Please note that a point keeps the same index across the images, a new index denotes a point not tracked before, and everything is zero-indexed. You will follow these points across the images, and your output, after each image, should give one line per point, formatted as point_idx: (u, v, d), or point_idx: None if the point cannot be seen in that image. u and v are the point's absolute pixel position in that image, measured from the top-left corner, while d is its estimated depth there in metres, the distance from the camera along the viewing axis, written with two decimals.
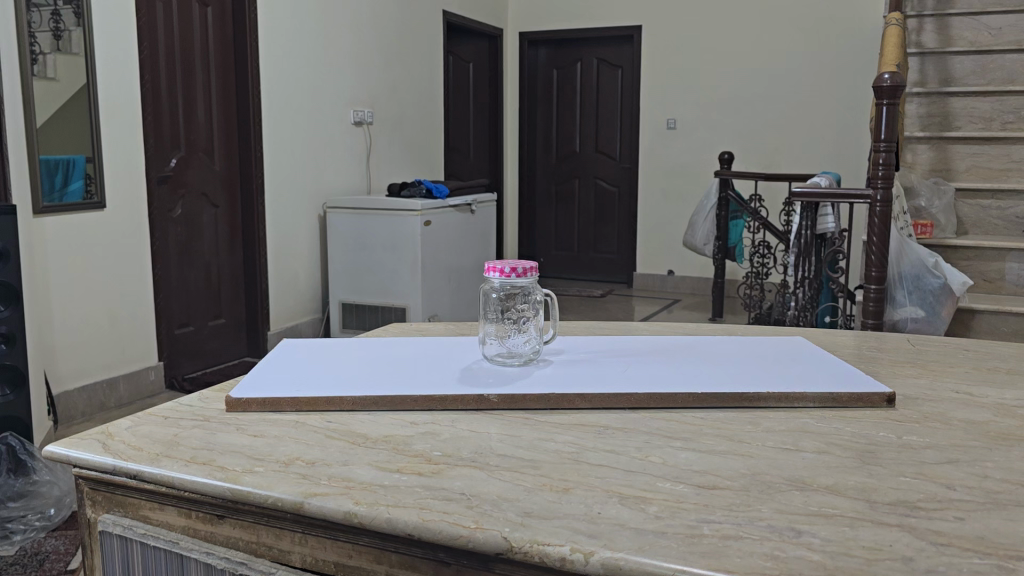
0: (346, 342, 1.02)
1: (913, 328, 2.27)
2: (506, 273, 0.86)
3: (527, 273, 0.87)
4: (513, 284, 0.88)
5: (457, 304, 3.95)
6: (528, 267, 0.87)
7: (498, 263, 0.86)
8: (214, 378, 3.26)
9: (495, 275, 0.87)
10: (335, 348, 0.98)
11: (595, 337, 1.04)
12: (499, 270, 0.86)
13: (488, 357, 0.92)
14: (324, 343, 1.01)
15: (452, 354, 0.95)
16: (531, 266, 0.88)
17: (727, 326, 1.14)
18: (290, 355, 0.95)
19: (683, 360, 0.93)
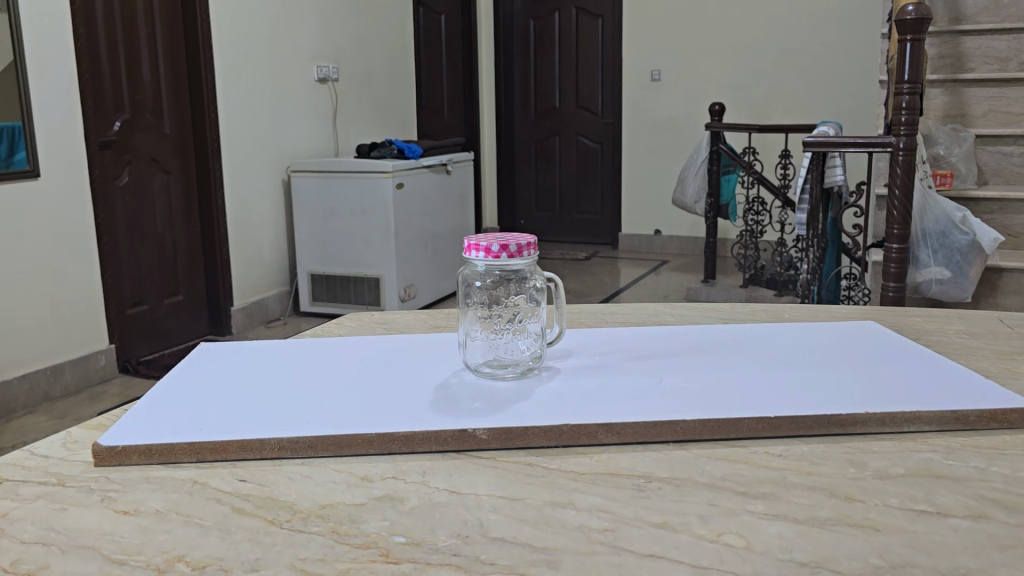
0: (283, 345, 0.78)
1: (936, 291, 2.05)
2: (494, 252, 0.62)
3: (523, 253, 0.63)
4: (502, 266, 0.64)
5: (434, 273, 3.71)
6: (520, 242, 0.63)
7: (481, 241, 0.63)
8: (172, 360, 2.99)
9: (473, 254, 0.64)
10: (263, 356, 0.74)
11: (607, 330, 0.80)
12: (484, 249, 0.63)
13: (470, 366, 0.67)
14: (250, 346, 0.77)
15: (422, 362, 0.71)
16: (529, 243, 0.64)
17: (767, 306, 0.91)
18: (200, 369, 0.71)
19: (731, 361, 0.70)
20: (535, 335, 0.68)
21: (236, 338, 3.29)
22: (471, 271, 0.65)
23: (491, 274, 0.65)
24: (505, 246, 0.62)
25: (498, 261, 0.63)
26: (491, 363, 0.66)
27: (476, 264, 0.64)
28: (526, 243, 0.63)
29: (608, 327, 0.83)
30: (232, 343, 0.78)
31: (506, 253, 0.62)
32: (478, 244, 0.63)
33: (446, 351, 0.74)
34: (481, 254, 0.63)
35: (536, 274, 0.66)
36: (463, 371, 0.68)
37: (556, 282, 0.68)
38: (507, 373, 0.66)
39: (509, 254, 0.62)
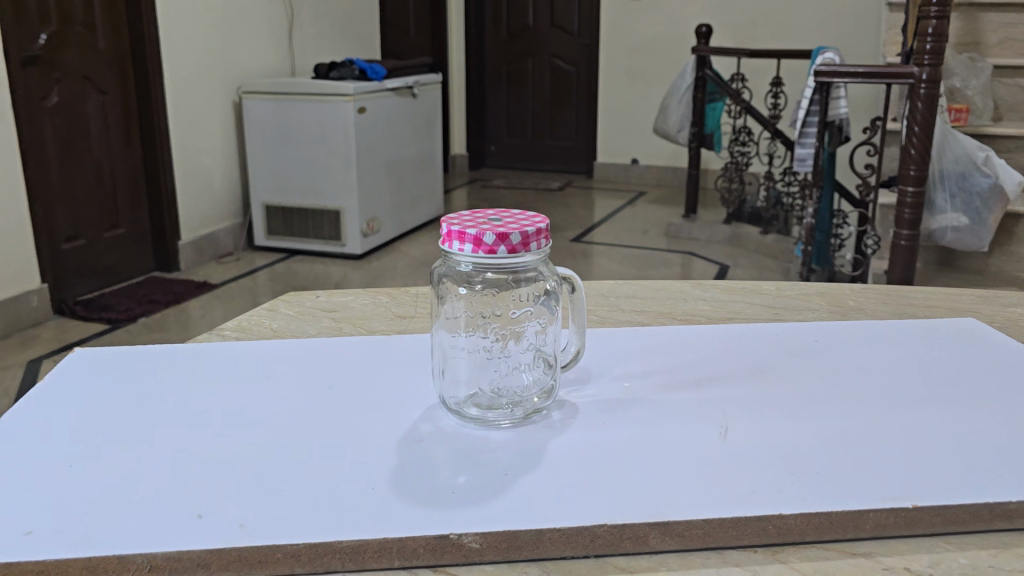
0: (188, 355, 0.56)
1: (952, 238, 1.89)
2: (484, 246, 0.42)
3: (529, 245, 0.43)
4: (493, 267, 0.43)
5: (398, 204, 3.47)
6: (522, 228, 0.43)
7: (461, 228, 0.43)
8: (114, 300, 2.74)
9: (445, 244, 0.44)
10: (157, 372, 0.53)
11: (631, 332, 0.60)
12: (469, 240, 0.42)
13: (444, 400, 0.46)
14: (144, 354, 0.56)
15: (382, 387, 0.50)
16: (538, 228, 0.43)
17: (828, 296, 0.72)
18: (63, 392, 0.50)
19: (812, 386, 0.51)
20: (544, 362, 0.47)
21: (184, 275, 3.04)
22: (446, 270, 0.45)
23: (476, 278, 0.45)
24: (496, 235, 0.42)
25: (486, 260, 0.42)
26: (472, 402, 0.46)
27: (453, 260, 0.44)
28: (531, 230, 0.43)
29: (631, 326, 0.63)
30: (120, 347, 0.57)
31: (498, 242, 0.42)
32: (457, 227, 0.43)
33: (418, 367, 0.54)
34: (460, 241, 0.43)
35: (545, 274, 0.45)
36: (436, 411, 0.47)
37: (574, 283, 0.47)
38: (496, 419, 0.45)
39: (503, 246, 0.42)
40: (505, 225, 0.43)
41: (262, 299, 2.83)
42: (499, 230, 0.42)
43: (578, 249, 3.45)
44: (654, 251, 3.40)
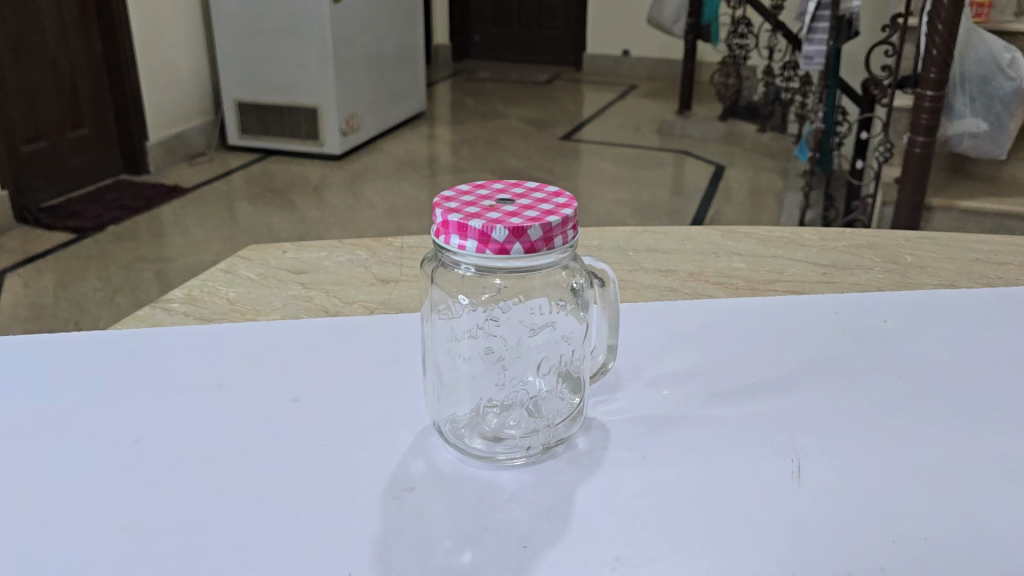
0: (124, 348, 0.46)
1: (967, 146, 1.78)
2: (488, 243, 0.32)
3: (552, 241, 0.32)
4: (504, 269, 0.33)
5: (378, 101, 3.30)
6: (543, 216, 0.32)
7: (452, 215, 0.32)
8: (80, 205, 2.60)
9: (441, 236, 0.33)
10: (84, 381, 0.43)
11: (662, 308, 0.50)
12: (473, 234, 0.32)
13: (439, 427, 0.37)
14: (66, 351, 0.45)
15: (366, 401, 0.40)
16: (564, 214, 0.33)
17: (883, 252, 0.62)
18: None
19: (891, 392, 0.41)
20: (568, 377, 0.38)
21: (154, 177, 2.89)
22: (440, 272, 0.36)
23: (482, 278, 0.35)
24: (510, 228, 0.31)
25: (493, 261, 0.32)
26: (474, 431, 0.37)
27: (449, 259, 0.34)
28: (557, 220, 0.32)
29: (662, 301, 0.53)
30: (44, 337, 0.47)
31: (512, 239, 0.32)
32: (460, 214, 0.33)
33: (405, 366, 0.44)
34: (461, 235, 0.32)
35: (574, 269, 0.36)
36: (431, 439, 0.37)
37: (606, 279, 0.37)
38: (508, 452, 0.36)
39: (519, 245, 0.32)
40: (523, 212, 0.33)
41: (238, 204, 2.69)
42: (514, 221, 0.32)
43: (567, 148, 3.30)
44: (646, 150, 3.26)
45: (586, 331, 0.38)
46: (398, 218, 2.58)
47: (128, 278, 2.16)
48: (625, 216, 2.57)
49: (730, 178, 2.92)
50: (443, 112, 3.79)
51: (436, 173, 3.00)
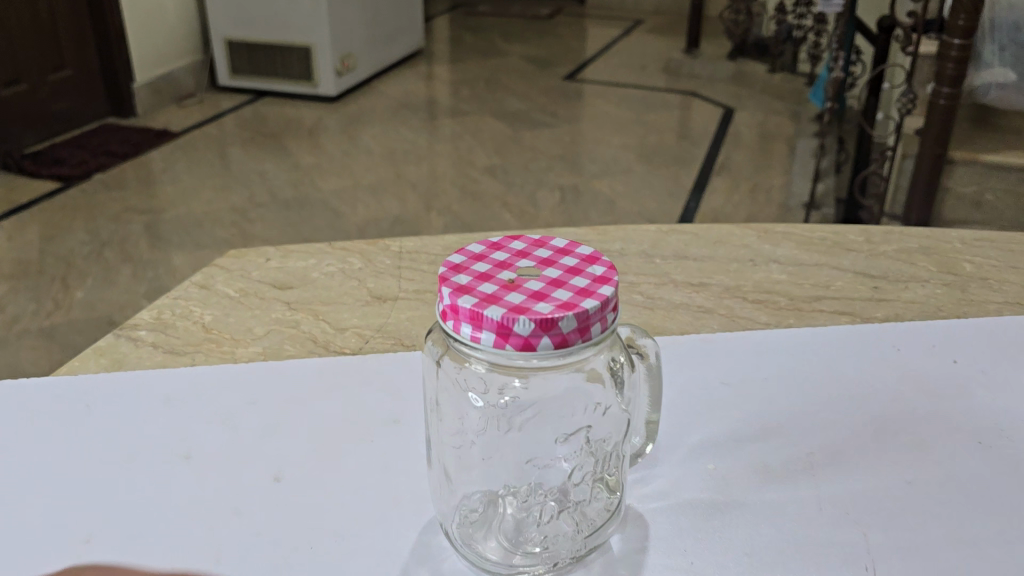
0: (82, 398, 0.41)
1: (996, 97, 1.69)
2: (508, 335, 0.27)
3: (587, 329, 0.28)
4: (527, 362, 0.29)
5: (373, 39, 3.19)
6: (577, 302, 0.28)
7: (465, 296, 0.28)
8: (65, 151, 2.51)
9: (450, 321, 0.28)
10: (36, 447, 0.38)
11: (699, 340, 0.45)
12: (490, 325, 0.27)
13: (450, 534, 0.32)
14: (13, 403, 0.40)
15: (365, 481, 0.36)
16: (601, 294, 0.28)
17: (939, 259, 0.56)
18: None
19: (969, 466, 0.36)
20: (598, 476, 0.33)
21: (142, 121, 2.79)
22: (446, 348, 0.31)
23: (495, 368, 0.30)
24: (536, 322, 0.27)
25: (514, 356, 0.28)
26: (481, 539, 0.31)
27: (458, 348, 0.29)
28: (592, 309, 0.27)
29: (696, 330, 0.47)
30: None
31: (539, 333, 0.27)
32: (474, 298, 0.28)
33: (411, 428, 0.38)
34: (476, 326, 0.28)
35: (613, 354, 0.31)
36: (438, 541, 0.33)
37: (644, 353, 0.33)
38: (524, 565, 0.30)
39: (546, 339, 0.27)
40: (551, 296, 0.28)
41: (229, 149, 2.60)
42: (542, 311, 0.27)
43: (570, 88, 3.19)
44: (651, 91, 3.15)
45: (628, 425, 0.32)
46: (395, 164, 2.48)
47: (115, 231, 2.08)
48: (630, 163, 2.48)
49: (739, 121, 2.81)
50: (441, 49, 3.65)
51: (434, 116, 2.90)
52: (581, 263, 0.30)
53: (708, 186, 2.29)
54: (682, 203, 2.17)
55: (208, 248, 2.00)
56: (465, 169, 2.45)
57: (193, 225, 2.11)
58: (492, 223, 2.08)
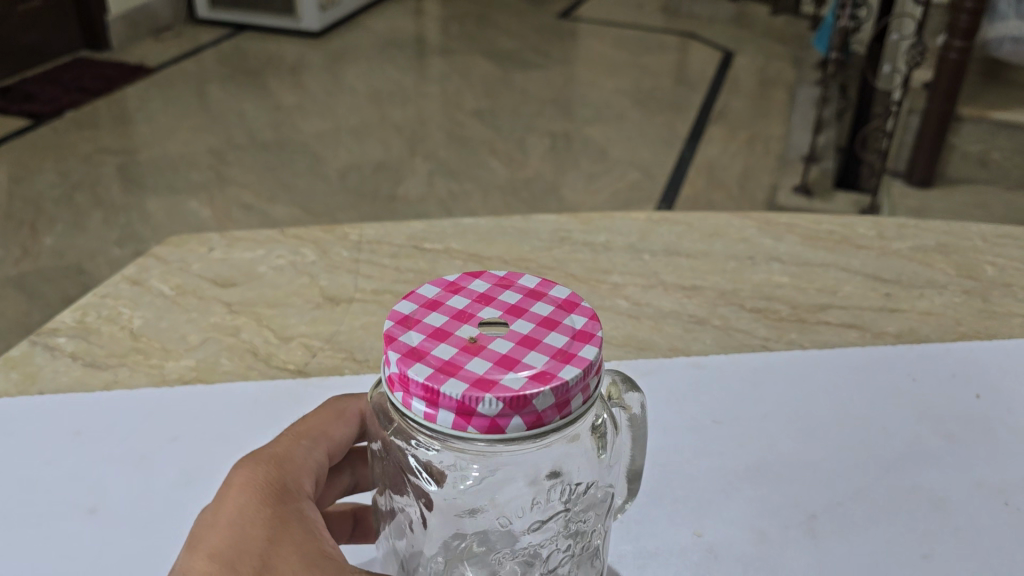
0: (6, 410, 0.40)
1: (1007, 52, 1.61)
2: (469, 416, 0.23)
3: (563, 404, 0.24)
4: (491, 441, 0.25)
5: None
6: (553, 373, 0.24)
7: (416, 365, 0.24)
8: (35, 86, 2.41)
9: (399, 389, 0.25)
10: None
11: (690, 365, 0.41)
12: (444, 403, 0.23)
13: None
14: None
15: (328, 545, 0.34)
16: (577, 360, 0.25)
17: (957, 260, 0.50)
18: None
19: (990, 524, 0.32)
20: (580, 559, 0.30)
21: (116, 55, 2.68)
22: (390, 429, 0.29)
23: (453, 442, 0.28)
24: (505, 402, 0.23)
25: (476, 438, 0.24)
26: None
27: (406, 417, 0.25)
28: (570, 382, 0.24)
29: (687, 349, 0.42)
30: None
31: (507, 413, 0.23)
32: (428, 368, 0.24)
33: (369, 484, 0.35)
34: (430, 404, 0.24)
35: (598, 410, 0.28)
36: None
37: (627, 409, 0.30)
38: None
39: (518, 419, 0.23)
40: (522, 364, 0.24)
41: (207, 87, 2.50)
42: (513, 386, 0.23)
43: (564, 27, 3.07)
44: (649, 31, 3.03)
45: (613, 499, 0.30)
46: (381, 105, 2.39)
47: (87, 172, 2.01)
48: (624, 108, 2.40)
49: (739, 66, 2.72)
50: None
51: (422, 54, 2.79)
52: (557, 312, 0.26)
53: (704, 134, 2.21)
54: (677, 152, 2.10)
55: (184, 193, 1.93)
56: (452, 112, 2.36)
57: (168, 168, 2.04)
58: (479, 170, 2.01)
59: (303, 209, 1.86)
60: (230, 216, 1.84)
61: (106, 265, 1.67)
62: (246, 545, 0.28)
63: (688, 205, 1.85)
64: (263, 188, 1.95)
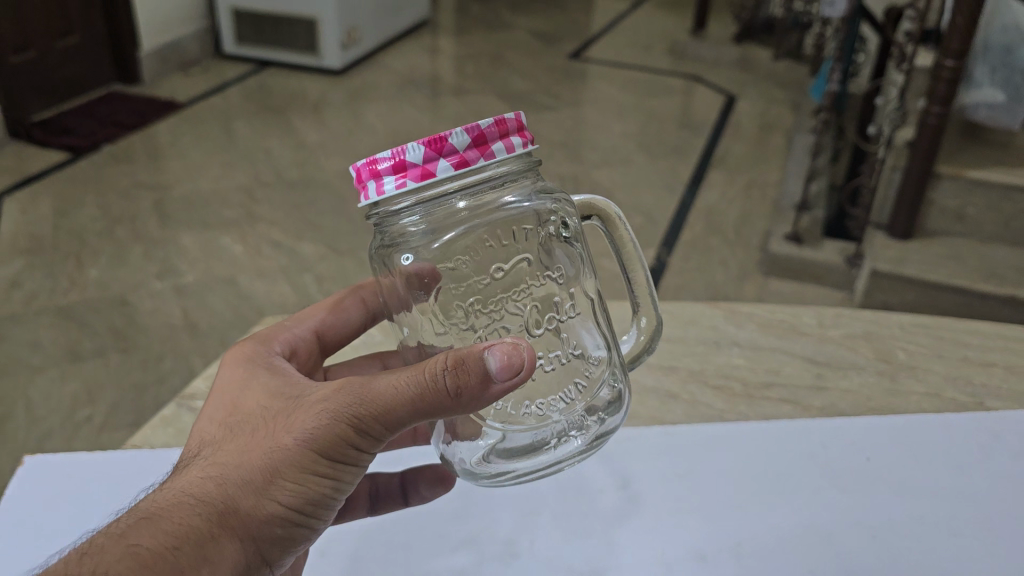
0: (138, 457, 0.62)
1: (983, 117, 1.57)
2: (409, 165, 0.40)
3: (473, 150, 0.41)
4: (440, 186, 0.41)
5: (381, 13, 3.27)
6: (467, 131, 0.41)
7: (377, 157, 0.41)
8: (74, 121, 2.58)
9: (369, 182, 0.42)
10: (118, 489, 0.59)
11: (663, 433, 0.59)
12: (398, 165, 0.41)
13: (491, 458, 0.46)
14: (96, 464, 0.61)
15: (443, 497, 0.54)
16: (483, 133, 0.41)
17: (877, 346, 0.65)
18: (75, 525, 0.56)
19: (851, 550, 0.50)
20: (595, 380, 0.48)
21: (149, 90, 2.85)
22: (397, 255, 0.45)
23: (433, 220, 0.44)
24: (427, 148, 0.40)
25: (423, 183, 0.41)
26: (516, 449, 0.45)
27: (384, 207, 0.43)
28: (476, 131, 0.40)
29: (663, 424, 0.59)
30: (148, 452, 0.62)
31: (434, 158, 0.40)
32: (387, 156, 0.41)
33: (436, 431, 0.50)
34: (388, 172, 0.41)
35: (534, 192, 0.45)
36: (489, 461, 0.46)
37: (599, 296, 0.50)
38: (563, 449, 0.45)
39: (445, 160, 0.40)
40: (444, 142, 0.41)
41: (235, 124, 2.66)
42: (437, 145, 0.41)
43: (574, 68, 3.24)
44: (655, 74, 3.19)
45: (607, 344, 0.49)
46: None
47: (126, 206, 2.17)
48: (628, 150, 2.56)
49: (742, 110, 2.86)
50: (448, 22, 3.69)
51: (438, 94, 2.95)
52: None
53: (705, 179, 2.35)
54: (678, 197, 2.25)
55: (217, 229, 2.09)
56: None
57: (201, 204, 2.20)
58: None
59: (329, 248, 2.01)
60: (261, 252, 2.00)
61: (148, 297, 1.82)
62: (235, 407, 0.47)
63: (687, 246, 2.00)
64: (292, 227, 2.10)
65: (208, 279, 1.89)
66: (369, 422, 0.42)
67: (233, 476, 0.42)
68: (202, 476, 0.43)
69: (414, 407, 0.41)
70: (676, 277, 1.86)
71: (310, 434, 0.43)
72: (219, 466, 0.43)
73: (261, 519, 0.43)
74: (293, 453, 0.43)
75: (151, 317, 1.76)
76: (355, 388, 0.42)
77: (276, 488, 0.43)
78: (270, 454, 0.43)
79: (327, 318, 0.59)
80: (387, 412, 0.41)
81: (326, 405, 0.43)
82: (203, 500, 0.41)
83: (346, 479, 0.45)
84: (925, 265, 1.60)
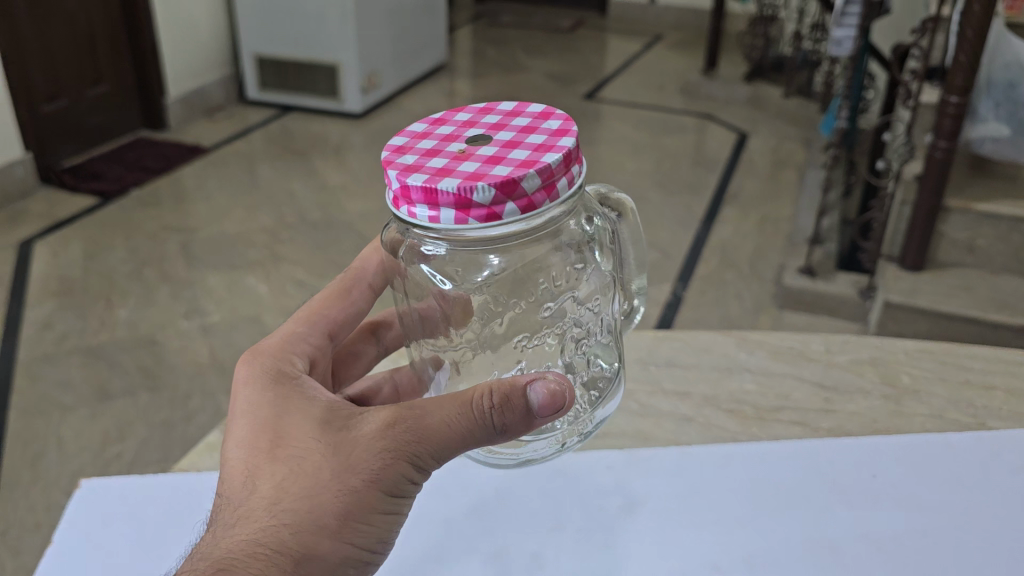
0: (188, 479, 0.66)
1: (989, 150, 1.60)
2: (475, 200, 0.40)
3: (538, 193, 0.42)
4: (509, 224, 0.42)
5: (400, 57, 3.35)
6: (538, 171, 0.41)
7: (434, 184, 0.41)
8: (103, 166, 2.66)
9: (420, 202, 0.42)
10: (171, 511, 0.63)
11: (678, 452, 0.62)
12: (464, 201, 0.40)
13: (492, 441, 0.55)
14: (145, 487, 0.65)
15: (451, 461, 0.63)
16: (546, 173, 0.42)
17: (886, 374, 0.69)
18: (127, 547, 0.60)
19: (860, 562, 0.53)
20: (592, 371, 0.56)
21: (174, 134, 2.94)
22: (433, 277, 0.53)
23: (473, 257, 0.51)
24: (498, 190, 0.40)
25: (493, 222, 0.41)
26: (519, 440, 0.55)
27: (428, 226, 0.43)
28: (546, 174, 0.41)
29: (680, 445, 0.63)
30: (190, 477, 0.66)
31: (503, 201, 0.41)
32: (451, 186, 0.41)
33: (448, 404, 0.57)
34: (451, 207, 0.41)
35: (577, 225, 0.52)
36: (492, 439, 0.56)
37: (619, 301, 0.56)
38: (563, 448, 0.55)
39: (512, 204, 0.41)
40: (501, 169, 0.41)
41: (258, 167, 2.73)
42: (505, 184, 0.41)
43: (587, 108, 3.31)
44: (669, 113, 3.25)
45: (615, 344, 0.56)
46: None
47: (153, 248, 2.23)
48: (641, 187, 2.61)
49: (754, 147, 2.91)
50: (465, 65, 3.78)
51: None
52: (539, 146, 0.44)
53: (719, 215, 2.39)
54: (693, 233, 2.29)
55: (242, 269, 2.14)
56: None
57: (226, 245, 2.26)
58: None
59: None
60: (285, 292, 2.05)
61: (176, 336, 1.87)
62: (275, 433, 0.47)
63: (702, 281, 2.03)
64: (315, 267, 2.16)
65: (233, 318, 1.94)
66: (424, 452, 0.45)
67: (305, 524, 0.45)
68: (271, 523, 0.45)
69: (468, 438, 0.45)
70: (690, 311, 1.90)
71: (375, 474, 0.46)
72: (283, 513, 0.45)
73: (335, 560, 0.46)
74: (361, 492, 0.46)
75: (178, 356, 1.80)
76: (413, 424, 0.45)
77: (347, 530, 0.46)
78: (340, 496, 0.45)
79: (339, 314, 0.58)
80: (447, 446, 0.45)
81: (386, 442, 0.46)
82: (279, 552, 0.44)
83: (402, 506, 0.48)
84: (937, 297, 1.63)
